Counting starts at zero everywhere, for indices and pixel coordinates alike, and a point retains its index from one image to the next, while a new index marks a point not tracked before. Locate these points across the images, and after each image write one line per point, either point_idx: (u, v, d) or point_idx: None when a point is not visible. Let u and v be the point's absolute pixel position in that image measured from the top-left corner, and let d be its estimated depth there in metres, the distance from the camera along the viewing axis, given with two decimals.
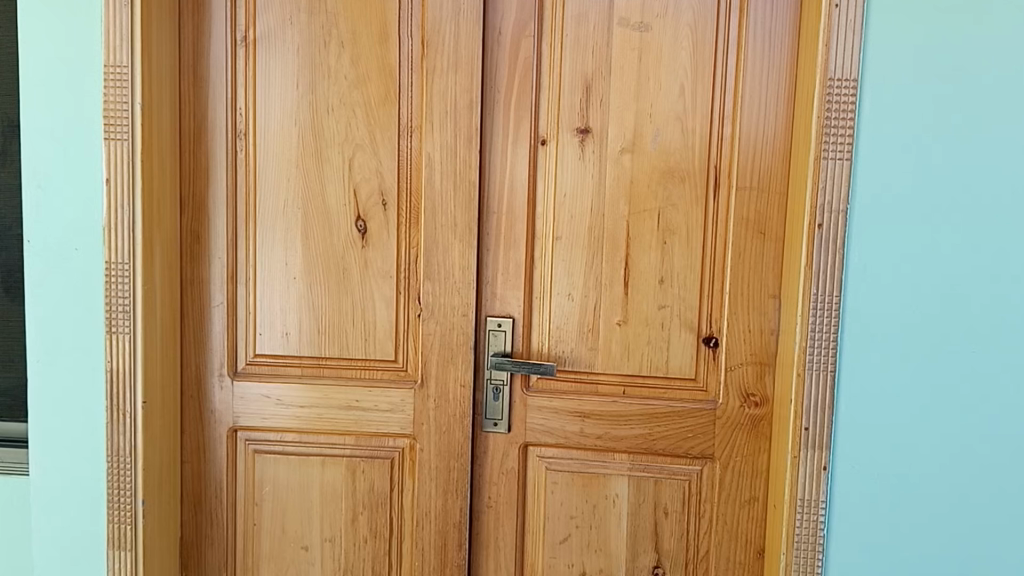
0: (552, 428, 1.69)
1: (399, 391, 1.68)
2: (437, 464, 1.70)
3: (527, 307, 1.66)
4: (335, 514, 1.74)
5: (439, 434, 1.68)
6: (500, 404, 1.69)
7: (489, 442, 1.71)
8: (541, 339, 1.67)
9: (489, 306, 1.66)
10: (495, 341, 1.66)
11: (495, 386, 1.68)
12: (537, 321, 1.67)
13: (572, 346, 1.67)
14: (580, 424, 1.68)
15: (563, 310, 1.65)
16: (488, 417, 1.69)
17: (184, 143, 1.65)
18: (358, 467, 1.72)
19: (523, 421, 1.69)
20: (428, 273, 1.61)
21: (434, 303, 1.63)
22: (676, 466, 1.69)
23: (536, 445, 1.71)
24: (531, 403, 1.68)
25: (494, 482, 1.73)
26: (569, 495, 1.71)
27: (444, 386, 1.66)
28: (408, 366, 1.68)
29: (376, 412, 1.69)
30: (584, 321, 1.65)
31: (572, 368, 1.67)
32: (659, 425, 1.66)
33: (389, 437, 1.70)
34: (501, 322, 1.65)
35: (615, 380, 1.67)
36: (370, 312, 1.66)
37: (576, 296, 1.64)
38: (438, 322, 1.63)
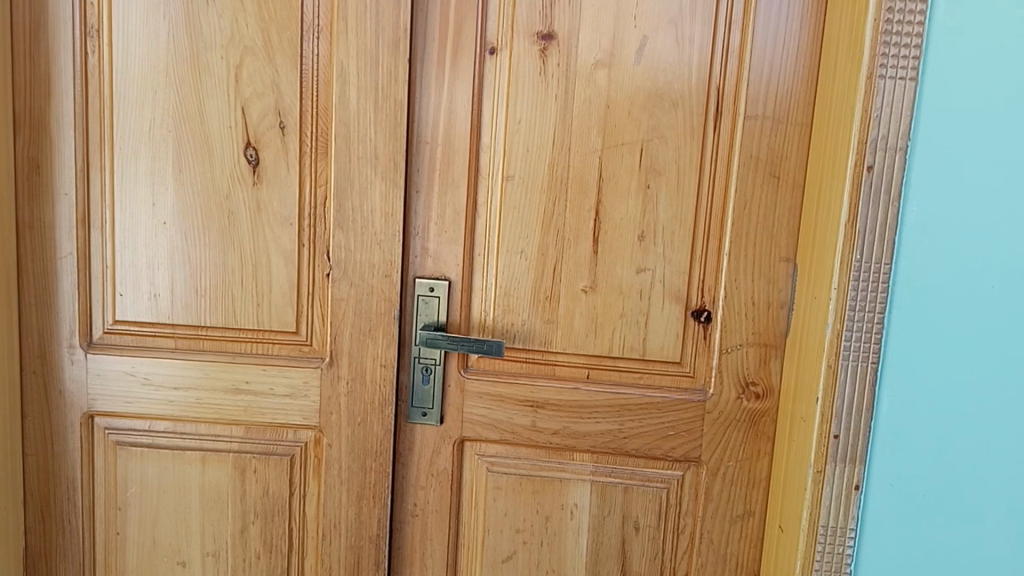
0: (493, 421, 1.34)
1: (300, 373, 1.31)
2: (349, 465, 1.35)
3: (468, 267, 1.29)
4: (219, 522, 1.39)
5: (351, 428, 1.33)
6: (430, 389, 1.33)
7: (416, 436, 1.36)
8: (485, 309, 1.30)
9: (422, 264, 1.29)
10: (426, 310, 1.29)
11: (424, 365, 1.31)
12: (481, 284, 1.30)
13: (524, 318, 1.30)
14: (532, 417, 1.33)
15: (516, 272, 1.28)
16: (416, 405, 1.34)
17: (18, 45, 1.23)
18: (248, 466, 1.36)
19: (459, 411, 1.34)
20: (340, 222, 1.24)
21: (346, 261, 1.25)
22: (649, 471, 1.35)
23: (475, 441, 1.36)
24: (470, 390, 1.33)
25: (421, 486, 1.39)
26: (515, 504, 1.38)
27: (362, 366, 1.30)
28: (313, 341, 1.31)
29: (271, 398, 1.32)
30: (540, 287, 1.28)
31: (523, 346, 1.31)
32: (630, 421, 1.32)
33: (289, 429, 1.34)
34: (433, 286, 1.28)
35: (577, 363, 1.31)
36: (265, 271, 1.29)
37: (531, 255, 1.27)
38: (354, 285, 1.26)
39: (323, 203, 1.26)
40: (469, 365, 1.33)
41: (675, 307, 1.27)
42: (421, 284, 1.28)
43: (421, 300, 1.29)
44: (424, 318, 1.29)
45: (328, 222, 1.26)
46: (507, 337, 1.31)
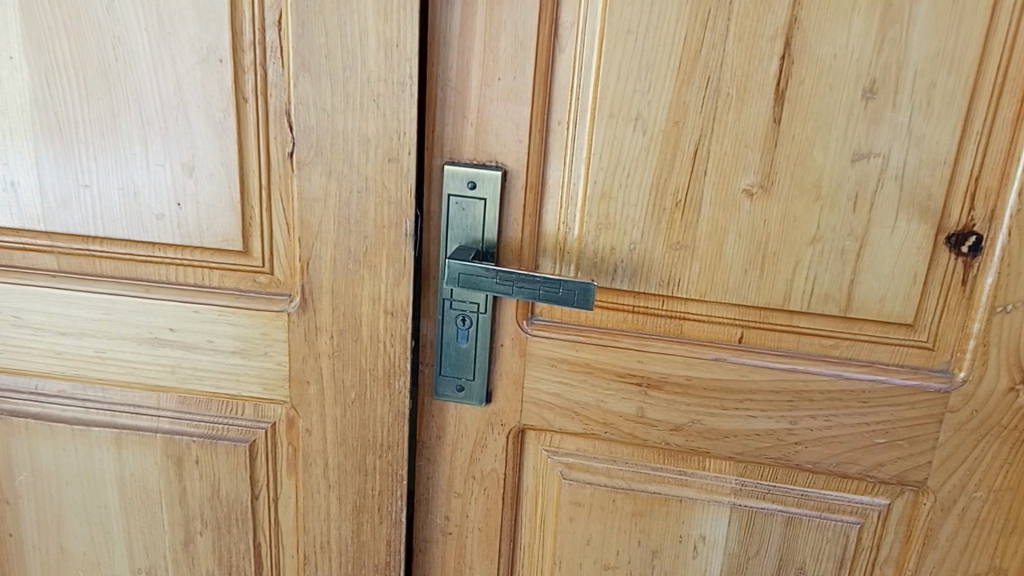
0: (572, 403, 0.78)
1: (255, 318, 0.79)
2: (340, 461, 0.82)
3: (538, 145, 0.72)
4: (149, 532, 0.89)
5: (342, 407, 0.80)
6: (469, 350, 0.78)
7: (449, 419, 0.81)
8: (567, 220, 0.74)
9: (458, 139, 0.73)
10: (462, 220, 0.74)
11: (460, 313, 0.77)
12: (562, 177, 0.73)
13: (634, 240, 0.73)
14: (641, 404, 0.77)
15: (623, 157, 0.71)
16: (448, 376, 0.79)
17: None
18: (188, 454, 0.85)
19: (517, 386, 0.79)
20: (312, 65, 0.71)
21: (322, 132, 0.73)
22: (836, 496, 0.78)
23: (544, 432, 0.80)
24: (536, 354, 0.77)
25: (456, 494, 0.84)
26: (607, 530, 0.83)
27: (356, 313, 0.77)
28: (270, 268, 0.79)
29: (211, 357, 0.81)
30: (664, 184, 0.71)
31: (628, 287, 0.75)
32: (812, 420, 0.75)
33: (246, 403, 0.83)
34: (475, 180, 0.73)
35: (724, 317, 0.74)
36: (188, 148, 0.76)
37: (654, 126, 0.70)
38: (337, 175, 0.74)
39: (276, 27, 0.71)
40: (538, 315, 0.77)
41: (921, 224, 0.69)
42: (454, 173, 0.73)
43: (455, 202, 0.74)
44: (458, 234, 0.75)
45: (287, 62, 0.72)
46: (604, 270, 0.75)
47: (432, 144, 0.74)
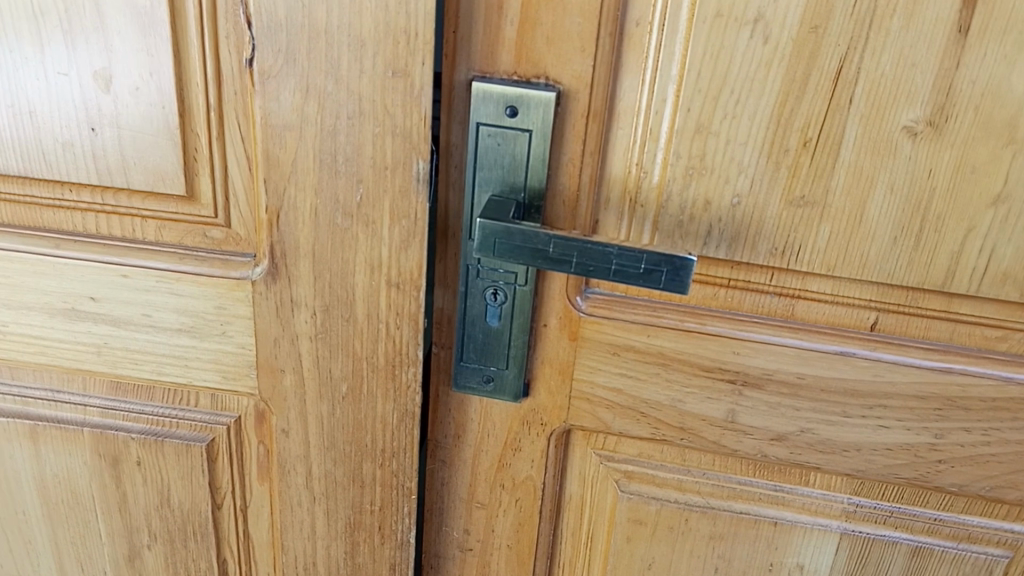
0: (638, 400, 0.59)
1: (206, 286, 0.58)
2: (327, 469, 0.62)
3: (609, 56, 0.51)
4: (82, 546, 0.69)
5: (329, 404, 0.60)
6: (500, 331, 0.57)
7: (471, 414, 0.61)
8: (642, 161, 0.53)
9: (494, 42, 0.51)
10: (495, 159, 0.53)
11: (488, 285, 0.56)
12: (640, 102, 0.52)
13: (740, 191, 0.52)
14: (733, 406, 0.57)
15: (732, 75, 0.50)
16: (470, 366, 0.59)
17: None
18: (125, 455, 0.65)
19: (566, 378, 0.59)
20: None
21: (297, 31, 0.52)
22: (980, 523, 0.60)
23: (597, 433, 0.61)
24: (593, 339, 0.57)
25: (479, 504, 0.65)
26: (675, 555, 0.64)
27: (346, 283, 0.57)
28: (224, 219, 0.58)
29: (151, 336, 0.60)
30: (789, 116, 0.50)
31: (725, 257, 0.54)
32: (965, 434, 0.56)
33: (202, 394, 0.62)
34: (515, 103, 0.52)
35: (857, 298, 0.54)
36: (99, 49, 0.54)
37: (782, 32, 0.48)
38: (317, 93, 0.53)
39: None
40: (595, 288, 0.57)
41: None
42: (486, 94, 0.52)
43: (486, 134, 0.53)
44: (492, 178, 0.54)
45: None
46: (692, 231, 0.54)
47: (452, 51, 0.52)
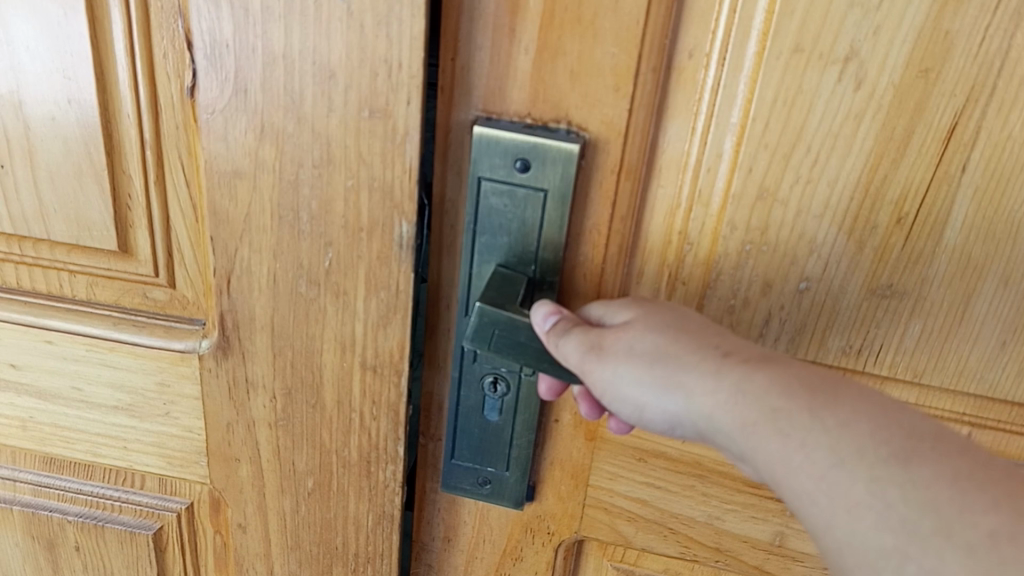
0: (665, 515, 0.51)
1: (146, 359, 0.48)
2: (291, 570, 0.53)
3: (648, 98, 0.39)
4: None
5: (293, 500, 0.50)
6: (502, 429, 0.47)
7: (465, 519, 0.53)
8: (689, 233, 0.43)
9: (500, 76, 0.40)
10: (501, 223, 0.42)
11: (487, 372, 0.46)
12: (688, 155, 0.41)
13: (810, 275, 0.43)
14: (776, 527, 0.50)
15: (810, 130, 0.39)
16: (465, 464, 0.49)
17: None
18: (60, 540, 0.55)
19: (580, 484, 0.50)
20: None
21: (248, 54, 0.41)
22: None
23: (615, 546, 0.54)
24: (614, 444, 0.49)
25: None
26: None
27: (312, 364, 0.46)
28: (165, 280, 0.47)
29: (83, 413, 0.50)
30: (882, 187, 0.40)
31: (785, 351, 0.45)
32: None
33: (146, 479, 0.52)
34: (527, 154, 0.40)
35: (947, 410, 0.46)
36: (5, 69, 0.43)
37: (880, 76, 0.37)
38: (274, 133, 0.42)
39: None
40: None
41: None
42: (492, 142, 0.41)
43: (491, 192, 0.42)
44: (497, 245, 0.43)
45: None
46: (746, 318, 0.45)
47: (449, 84, 0.41)
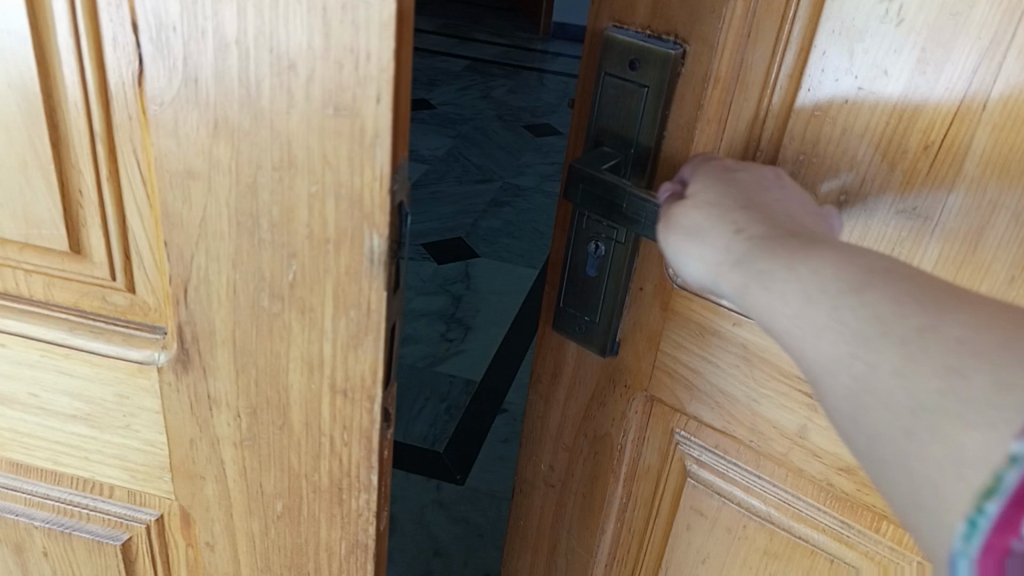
0: (715, 389, 0.55)
1: (103, 368, 0.45)
2: None
3: (737, 25, 0.45)
4: None
5: (262, 522, 0.46)
6: (600, 281, 0.55)
7: (568, 355, 0.61)
8: (759, 139, 0.48)
9: None
10: (614, 110, 0.50)
11: (588, 236, 0.54)
12: (766, 72, 0.46)
13: (848, 188, 0.47)
14: (807, 420, 0.53)
15: (857, 59, 0.44)
16: (568, 312, 0.58)
17: None
18: (30, 544, 0.53)
19: (654, 345, 0.56)
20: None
21: (197, 39, 0.35)
22: None
23: (674, 415, 0.59)
24: (681, 315, 0.54)
25: (565, 446, 0.66)
26: (727, 558, 0.61)
27: (278, 383, 0.42)
28: (125, 285, 0.43)
29: (45, 418, 0.47)
30: (908, 118, 0.44)
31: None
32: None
33: (113, 490, 0.49)
34: (640, 57, 0.48)
35: None
36: None
37: (918, 18, 0.42)
38: (228, 129, 0.37)
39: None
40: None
41: None
42: (614, 43, 0.49)
43: (610, 84, 0.50)
44: (608, 132, 0.51)
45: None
46: None
47: None
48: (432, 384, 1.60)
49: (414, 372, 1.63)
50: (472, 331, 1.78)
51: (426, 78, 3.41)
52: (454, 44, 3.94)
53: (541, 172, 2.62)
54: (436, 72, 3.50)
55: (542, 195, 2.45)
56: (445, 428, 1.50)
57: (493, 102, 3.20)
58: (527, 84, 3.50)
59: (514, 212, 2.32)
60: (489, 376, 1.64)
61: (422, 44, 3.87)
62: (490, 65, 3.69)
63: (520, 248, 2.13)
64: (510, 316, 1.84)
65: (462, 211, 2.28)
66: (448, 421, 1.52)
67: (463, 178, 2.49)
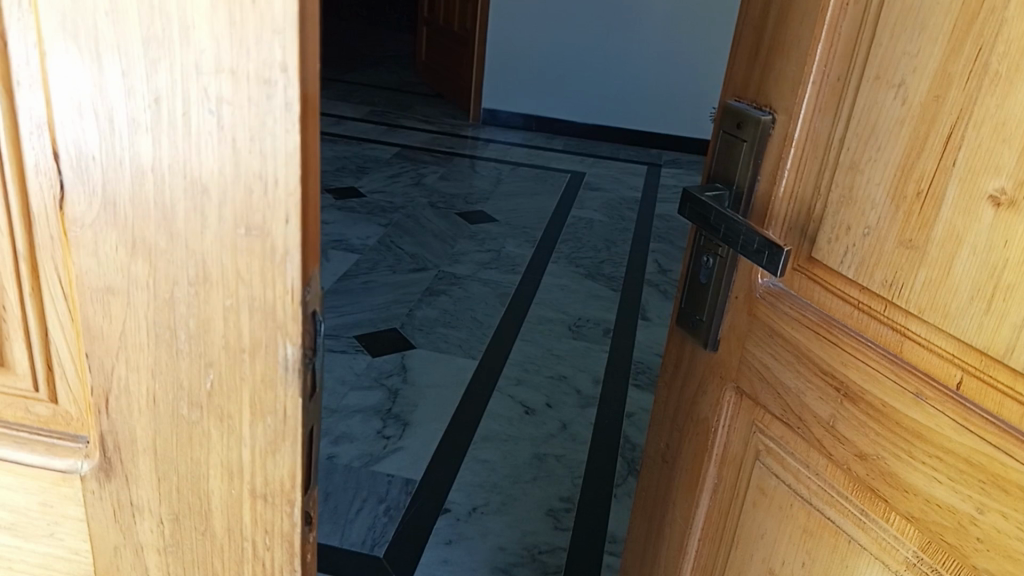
0: (777, 379, 0.62)
1: (28, 478, 0.45)
2: None
3: (813, 100, 0.57)
4: None
5: None
6: (709, 287, 0.67)
7: (686, 350, 0.73)
8: (819, 186, 0.57)
9: (748, 75, 0.63)
10: (727, 159, 0.64)
11: (703, 250, 0.67)
12: (827, 136, 0.57)
13: (869, 224, 0.54)
14: (836, 409, 0.57)
15: (878, 123, 0.52)
16: (686, 312, 0.71)
17: None
18: None
19: (742, 345, 0.65)
20: (96, 37, 0.35)
21: (116, 167, 0.37)
22: None
23: (752, 405, 0.65)
24: (760, 319, 0.63)
25: (677, 427, 0.75)
26: (779, 536, 0.64)
27: (199, 491, 0.43)
28: (47, 395, 0.44)
29: None
30: (912, 167, 0.50)
31: (853, 277, 0.55)
32: (1003, 520, 0.46)
33: None
34: (743, 119, 0.62)
35: (939, 347, 0.50)
36: None
37: (916, 93, 0.50)
38: (146, 249, 0.38)
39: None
40: (775, 280, 0.62)
41: None
42: (728, 108, 0.64)
43: (723, 138, 0.65)
44: (722, 174, 0.65)
45: (38, 17, 0.35)
46: (833, 250, 0.57)
47: (730, 80, 0.66)
48: (369, 484, 1.57)
49: (351, 473, 1.60)
50: (411, 427, 1.76)
51: (355, 166, 3.45)
52: (382, 132, 4.00)
53: (477, 258, 2.66)
54: (366, 160, 3.54)
55: (479, 282, 2.48)
56: (385, 530, 1.46)
57: (427, 189, 3.26)
58: (461, 170, 3.56)
59: (450, 300, 2.35)
60: (428, 475, 1.61)
61: (353, 132, 3.92)
62: (422, 152, 3.75)
63: (458, 337, 2.14)
64: (449, 411, 1.82)
65: (394, 302, 2.30)
66: (387, 523, 1.47)
67: (397, 269, 2.51)
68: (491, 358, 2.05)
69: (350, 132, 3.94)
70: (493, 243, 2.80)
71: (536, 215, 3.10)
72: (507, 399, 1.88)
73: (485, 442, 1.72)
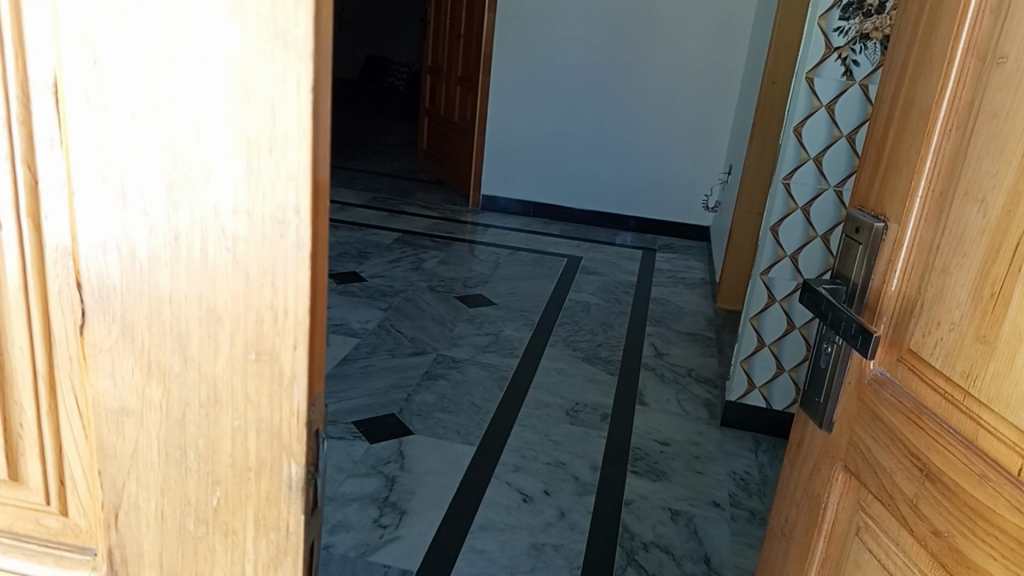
0: (876, 460, 0.62)
1: None
2: None
3: (920, 210, 0.60)
4: None
5: None
6: (826, 372, 0.69)
7: (810, 429, 0.74)
8: (918, 285, 0.59)
9: (871, 188, 0.67)
10: (845, 260, 0.68)
11: (824, 339, 0.70)
12: (928, 243, 0.59)
13: (955, 320, 0.55)
14: (919, 489, 0.57)
15: (966, 230, 0.55)
16: (808, 395, 0.72)
17: None
18: None
19: (851, 427, 0.66)
20: (121, 179, 0.38)
21: (133, 297, 0.39)
22: None
23: (856, 484, 0.66)
24: (867, 405, 0.64)
25: (797, 501, 0.75)
26: None
27: None
28: (57, 508, 0.46)
29: None
30: (988, 271, 0.52)
31: (939, 367, 0.57)
32: None
33: None
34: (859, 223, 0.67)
35: (999, 434, 0.51)
36: None
37: (995, 205, 0.52)
38: (159, 372, 0.41)
39: (53, 97, 0.38)
40: (885, 371, 0.63)
41: None
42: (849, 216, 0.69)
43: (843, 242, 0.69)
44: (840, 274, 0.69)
45: (69, 161, 0.38)
46: (925, 342, 0.58)
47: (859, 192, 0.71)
48: None
49: (348, 563, 1.59)
50: (408, 515, 1.75)
51: (355, 251, 3.50)
52: (383, 217, 4.07)
53: (476, 342, 2.68)
54: (367, 244, 3.60)
55: (477, 366, 2.50)
56: None
57: (425, 273, 3.30)
58: (459, 255, 3.61)
59: (448, 384, 2.36)
60: (426, 565, 1.60)
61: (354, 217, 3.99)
62: (422, 236, 3.81)
63: (456, 423, 2.15)
64: (447, 497, 1.82)
65: (393, 387, 2.31)
66: None
67: (396, 353, 2.53)
68: (490, 444, 2.06)
69: (351, 217, 4.01)
70: (491, 326, 2.82)
71: (533, 299, 3.14)
72: (505, 487, 1.88)
73: (482, 531, 1.71)
